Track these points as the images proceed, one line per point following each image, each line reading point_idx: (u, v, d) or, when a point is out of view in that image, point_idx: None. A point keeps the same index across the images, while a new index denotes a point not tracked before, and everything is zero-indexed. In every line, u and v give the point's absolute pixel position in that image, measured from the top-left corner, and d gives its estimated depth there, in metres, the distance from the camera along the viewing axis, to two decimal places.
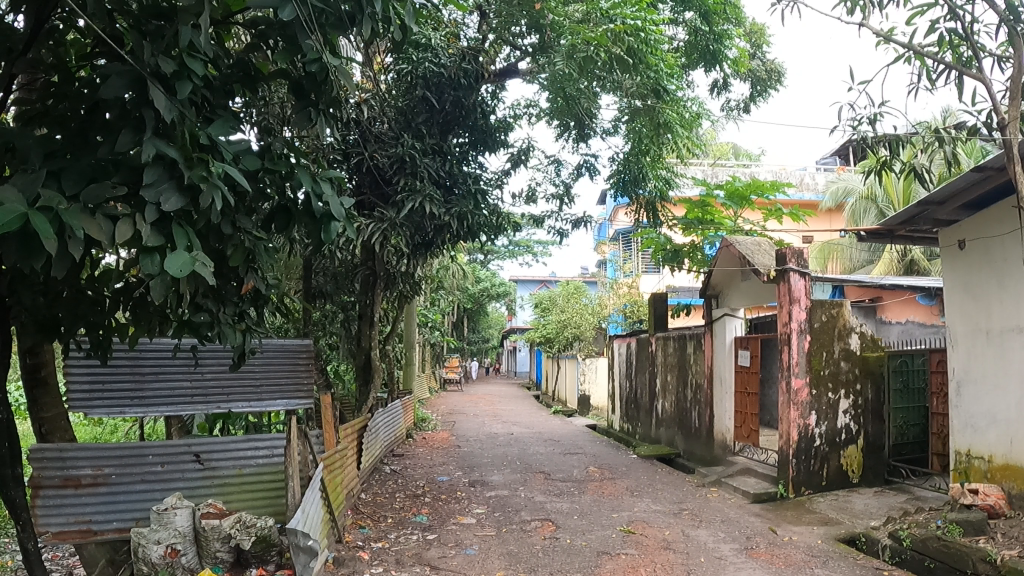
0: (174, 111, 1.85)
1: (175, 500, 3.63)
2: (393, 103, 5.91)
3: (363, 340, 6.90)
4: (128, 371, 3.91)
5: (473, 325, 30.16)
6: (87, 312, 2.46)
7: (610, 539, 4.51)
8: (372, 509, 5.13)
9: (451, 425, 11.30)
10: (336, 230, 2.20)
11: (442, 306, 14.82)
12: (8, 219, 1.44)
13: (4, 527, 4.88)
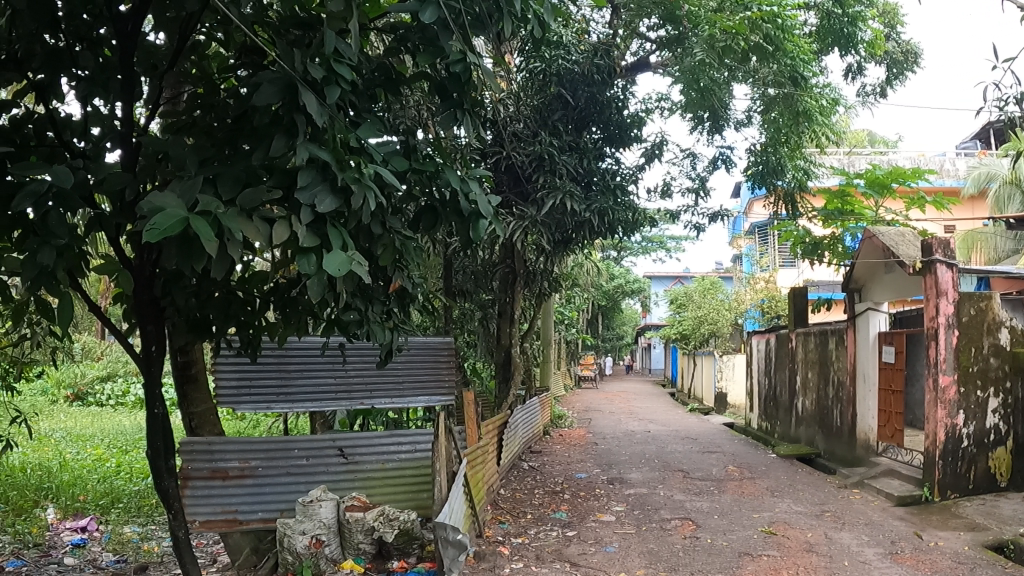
0: (327, 116, 1.92)
1: (320, 493, 3.76)
2: (527, 104, 5.96)
3: (502, 338, 7.00)
4: (275, 367, 4.07)
5: (609, 322, 30.04)
6: (238, 311, 2.53)
7: (752, 540, 4.41)
8: (512, 504, 5.19)
9: (587, 422, 11.32)
10: (484, 228, 2.26)
11: (577, 304, 14.86)
12: (170, 222, 1.52)
13: (156, 515, 5.17)
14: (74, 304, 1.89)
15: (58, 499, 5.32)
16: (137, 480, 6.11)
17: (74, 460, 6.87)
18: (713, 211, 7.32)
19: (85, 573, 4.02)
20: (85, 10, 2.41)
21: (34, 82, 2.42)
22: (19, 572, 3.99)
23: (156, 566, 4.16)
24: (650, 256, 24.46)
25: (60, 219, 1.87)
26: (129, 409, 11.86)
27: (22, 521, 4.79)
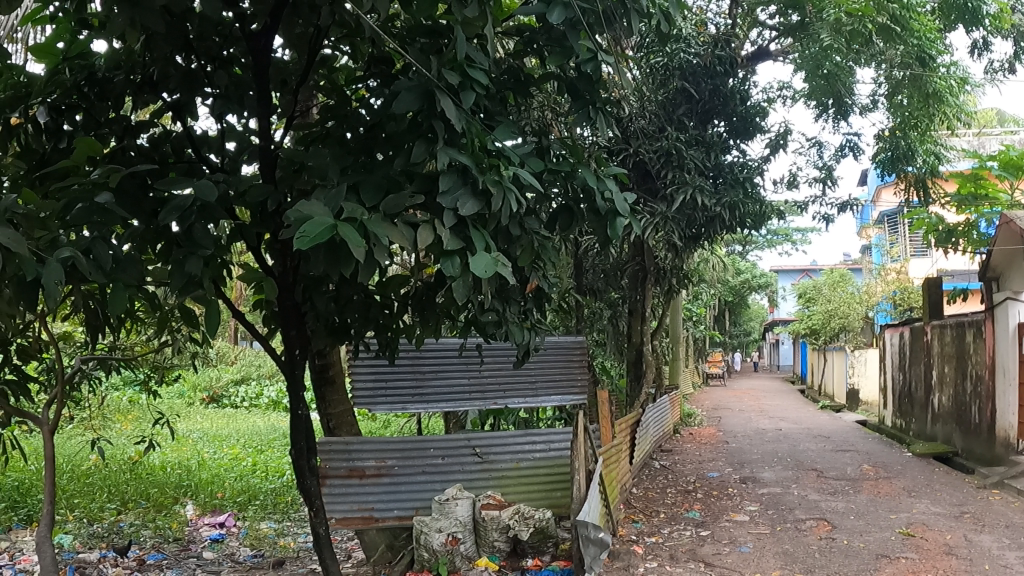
0: (464, 121, 1.95)
1: (455, 491, 3.82)
2: (650, 98, 5.86)
3: (633, 336, 6.99)
4: (411, 370, 4.17)
5: (736, 318, 29.45)
6: (376, 315, 2.60)
7: (890, 542, 4.24)
8: (644, 504, 5.14)
9: (716, 420, 11.14)
10: (623, 226, 2.23)
11: (704, 300, 14.63)
12: (319, 231, 1.57)
13: (290, 511, 5.36)
14: (219, 310, 1.96)
15: (198, 496, 5.59)
16: (271, 478, 6.35)
17: (212, 459, 7.20)
18: (842, 200, 7.07)
19: (224, 567, 4.21)
20: (215, 32, 2.50)
21: (170, 101, 2.52)
22: (163, 565, 4.21)
23: (292, 560, 4.31)
24: (773, 249, 23.86)
25: (205, 231, 1.93)
26: (262, 410, 12.33)
27: (163, 517, 5.05)
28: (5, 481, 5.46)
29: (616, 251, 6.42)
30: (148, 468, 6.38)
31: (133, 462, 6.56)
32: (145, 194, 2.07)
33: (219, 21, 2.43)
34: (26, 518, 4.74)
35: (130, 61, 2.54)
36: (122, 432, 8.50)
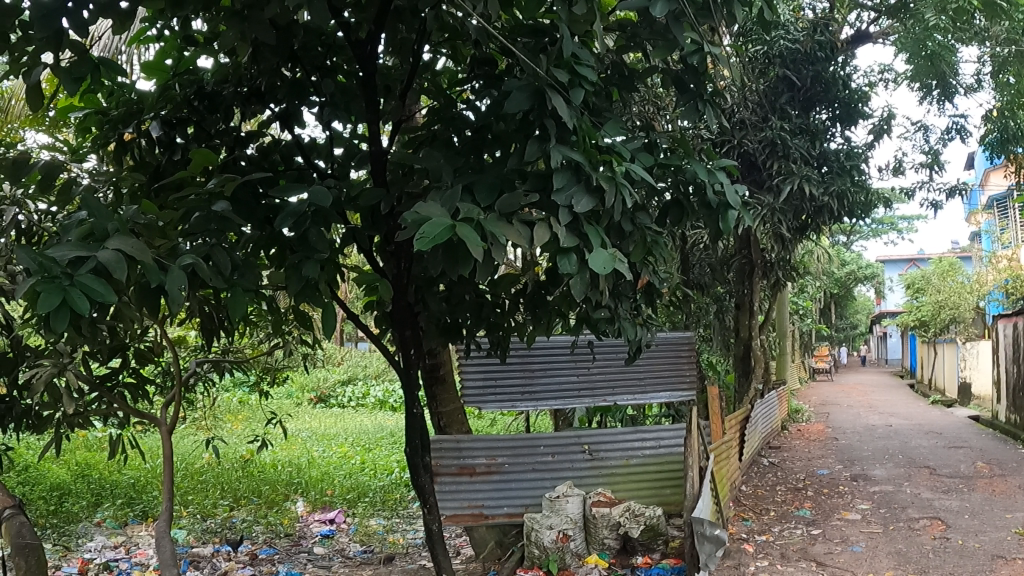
0: (574, 118, 1.93)
1: (566, 488, 3.88)
2: (752, 88, 5.71)
3: (741, 331, 6.88)
4: (520, 367, 4.20)
5: (842, 311, 28.63)
6: (489, 313, 2.64)
7: (1007, 542, 4.06)
8: (753, 502, 5.05)
9: (824, 416, 10.86)
10: (735, 219, 2.21)
11: (810, 294, 14.27)
12: (438, 231, 1.57)
13: (398, 508, 5.44)
14: (335, 312, 1.98)
15: (308, 493, 5.74)
16: (380, 476, 6.47)
17: (320, 457, 7.38)
18: (950, 185, 6.79)
19: (334, 562, 4.32)
20: (318, 41, 2.54)
21: (279, 110, 2.61)
22: (275, 559, 4.34)
23: (401, 556, 4.38)
24: (878, 238, 23.13)
25: (319, 234, 1.98)
26: (369, 410, 12.57)
27: (275, 513, 5.21)
28: (123, 478, 5.71)
29: (723, 244, 6.45)
30: (259, 466, 6.58)
31: (245, 460, 6.78)
32: (258, 203, 2.12)
33: (321, 31, 2.46)
34: (142, 514, 4.95)
35: (237, 74, 2.62)
36: (234, 431, 8.79)
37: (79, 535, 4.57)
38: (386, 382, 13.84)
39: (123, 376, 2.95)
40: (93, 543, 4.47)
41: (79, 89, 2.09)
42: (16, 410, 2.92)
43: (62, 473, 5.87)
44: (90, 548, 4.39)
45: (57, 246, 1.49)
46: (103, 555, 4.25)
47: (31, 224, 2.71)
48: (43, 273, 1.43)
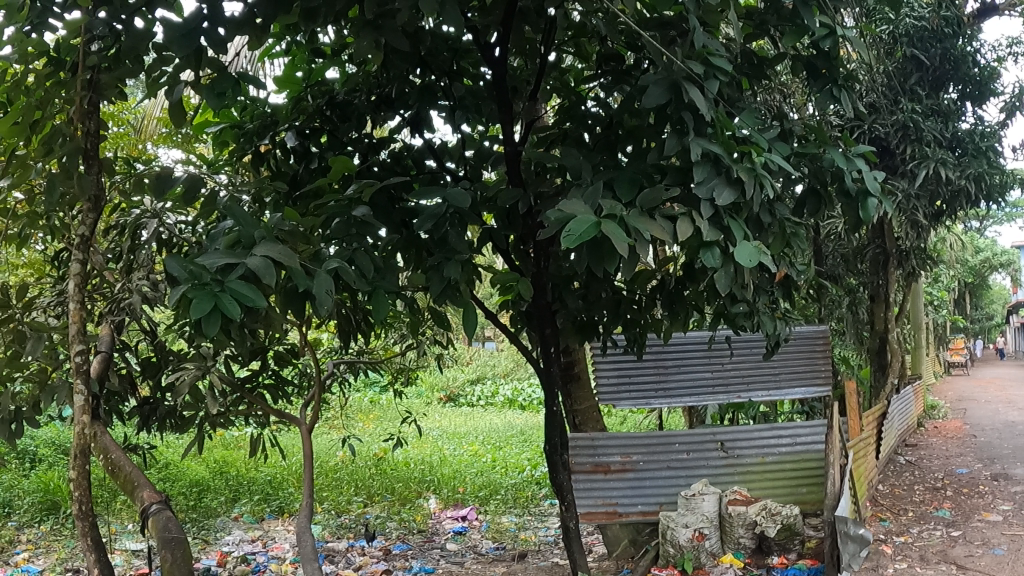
0: (712, 111, 2.17)
1: (701, 486, 3.91)
2: (881, 69, 5.50)
3: (876, 324, 6.58)
4: (654, 365, 4.23)
5: (976, 302, 27.20)
6: (626, 309, 2.83)
7: None
8: (890, 502, 4.88)
9: (965, 413, 10.32)
10: (874, 207, 2.39)
11: (944, 285, 13.60)
12: (585, 227, 1.70)
13: (530, 506, 5.53)
14: (475, 311, 2.08)
15: (441, 490, 5.87)
16: (511, 474, 6.55)
17: (452, 456, 7.52)
18: None
19: (466, 559, 4.47)
20: (444, 46, 2.73)
21: (407, 117, 2.86)
22: (408, 555, 4.54)
23: (533, 554, 4.48)
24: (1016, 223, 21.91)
25: (458, 236, 2.17)
26: (497, 408, 12.73)
27: (408, 510, 5.37)
28: (261, 476, 5.96)
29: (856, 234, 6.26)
30: (392, 464, 6.75)
31: (378, 458, 6.98)
32: (394, 207, 2.38)
33: (447, 34, 2.69)
34: (278, 509, 5.17)
35: (366, 83, 2.89)
36: (367, 430, 9.04)
37: (220, 529, 4.83)
38: (514, 381, 13.96)
39: (265, 377, 3.18)
40: (231, 536, 4.72)
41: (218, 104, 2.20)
42: (161, 411, 3.09)
43: (203, 470, 6.14)
44: (228, 541, 4.63)
45: (207, 253, 1.57)
46: (241, 548, 4.48)
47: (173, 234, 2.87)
48: (195, 280, 1.52)
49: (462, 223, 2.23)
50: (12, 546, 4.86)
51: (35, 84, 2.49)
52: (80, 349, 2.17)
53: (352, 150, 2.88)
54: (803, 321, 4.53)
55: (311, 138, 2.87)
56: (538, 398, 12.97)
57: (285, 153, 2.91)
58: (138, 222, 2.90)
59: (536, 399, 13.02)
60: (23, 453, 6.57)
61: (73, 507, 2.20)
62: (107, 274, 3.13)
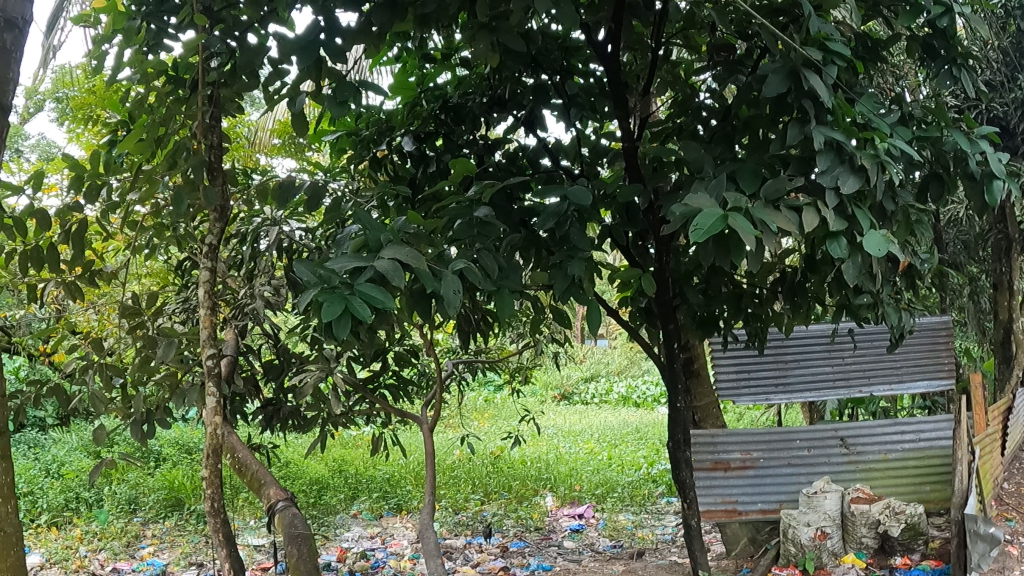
0: (833, 98, 2.23)
1: (823, 483, 3.79)
2: (998, 44, 5.25)
3: (999, 313, 6.14)
4: (773, 360, 4.13)
5: None
6: (747, 302, 3.11)
7: None
8: (1019, 500, 4.66)
9: None
10: (1002, 188, 2.32)
11: None
12: (714, 221, 1.85)
13: (647, 504, 5.52)
14: (599, 308, 2.20)
15: (558, 488, 5.92)
16: (628, 472, 6.53)
17: (567, 453, 7.54)
18: None
19: (584, 556, 4.52)
20: (555, 45, 2.90)
21: (522, 116, 3.00)
22: (525, 552, 4.62)
23: (651, 552, 4.48)
24: None
25: (579, 233, 2.27)
26: (612, 406, 12.72)
27: (525, 507, 5.44)
28: (379, 473, 6.09)
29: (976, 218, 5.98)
30: (509, 462, 6.81)
31: (495, 456, 7.07)
32: (513, 207, 2.51)
33: (556, 33, 2.87)
34: (397, 506, 5.31)
35: (482, 85, 3.06)
36: (482, 429, 9.16)
37: (339, 525, 4.98)
38: (628, 379, 13.94)
39: (387, 378, 3.33)
40: (350, 533, 4.86)
41: (339, 108, 2.26)
42: (284, 411, 3.17)
43: (322, 468, 6.30)
44: (347, 537, 4.78)
45: (337, 256, 1.63)
46: (360, 544, 4.62)
47: (292, 239, 2.95)
48: (325, 284, 1.57)
49: (582, 220, 2.34)
50: (139, 540, 5.12)
51: (156, 101, 2.58)
52: (212, 352, 2.23)
53: (467, 152, 3.03)
54: (925, 312, 4.40)
55: (427, 141, 3.03)
56: (653, 394, 12.93)
57: (401, 157, 3.09)
58: (258, 230, 3.00)
59: (650, 395, 12.99)
60: (151, 452, 6.89)
61: (205, 504, 2.25)
62: (229, 282, 3.24)
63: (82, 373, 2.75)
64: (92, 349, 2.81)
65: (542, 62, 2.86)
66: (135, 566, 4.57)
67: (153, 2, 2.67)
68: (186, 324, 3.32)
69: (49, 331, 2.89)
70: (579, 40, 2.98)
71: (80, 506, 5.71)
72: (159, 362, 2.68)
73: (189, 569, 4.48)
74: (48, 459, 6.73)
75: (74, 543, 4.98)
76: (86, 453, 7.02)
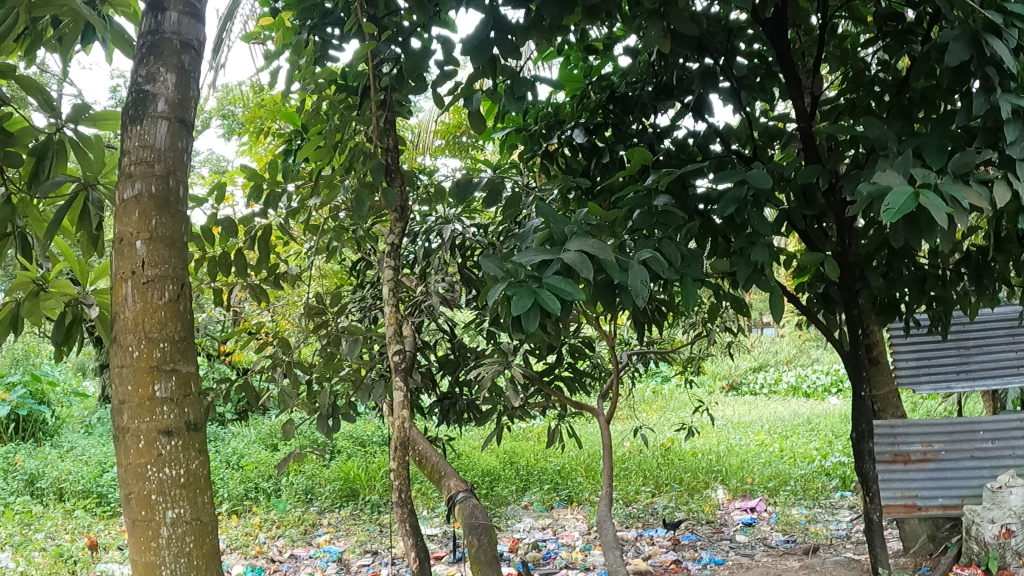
0: (1017, 62, 2.08)
1: (1008, 478, 3.53)
2: None
3: None
4: (955, 346, 3.98)
5: None
6: (930, 285, 2.99)
7: None
8: None
9: None
10: None
11: None
12: (905, 199, 1.78)
13: (821, 498, 5.36)
14: (781, 293, 2.35)
15: (729, 481, 5.86)
16: (801, 465, 6.36)
17: (738, 445, 7.42)
18: None
19: (757, 551, 4.43)
20: (718, 27, 2.86)
21: (691, 101, 3.01)
22: (697, 545, 4.58)
23: (826, 548, 4.33)
24: None
25: (760, 218, 2.39)
26: (783, 397, 12.42)
27: (696, 501, 5.41)
28: (550, 465, 6.18)
29: None
30: (680, 454, 6.77)
31: (665, 448, 7.04)
32: (690, 193, 2.63)
33: (719, 16, 2.83)
34: (567, 498, 5.39)
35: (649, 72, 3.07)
36: (650, 421, 9.16)
37: (510, 516, 5.08)
38: (798, 370, 13.64)
39: (561, 370, 3.39)
40: (522, 524, 4.95)
41: (518, 105, 2.43)
42: (460, 405, 3.31)
43: (492, 460, 6.44)
44: (519, 528, 4.87)
45: (526, 250, 1.78)
46: (532, 535, 4.71)
47: (465, 237, 3.06)
48: (512, 278, 1.74)
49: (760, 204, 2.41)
50: (315, 528, 5.37)
51: (329, 108, 2.66)
52: (397, 348, 2.28)
53: (637, 141, 3.11)
54: None
55: (597, 133, 3.12)
56: (824, 385, 12.62)
57: (571, 150, 3.15)
58: (433, 228, 3.19)
59: (821, 386, 12.70)
60: (326, 444, 7.21)
61: (393, 497, 2.29)
62: (404, 280, 3.37)
63: (271, 371, 2.89)
64: (280, 348, 2.95)
65: (712, 48, 2.81)
66: (314, 553, 4.79)
67: (317, 15, 2.73)
68: (363, 322, 3.47)
69: (237, 330, 3.06)
70: (740, 21, 2.99)
71: (259, 495, 6.04)
72: (348, 358, 2.86)
73: (365, 556, 4.66)
74: (231, 451, 7.15)
75: (255, 530, 5.27)
76: (266, 446, 7.44)
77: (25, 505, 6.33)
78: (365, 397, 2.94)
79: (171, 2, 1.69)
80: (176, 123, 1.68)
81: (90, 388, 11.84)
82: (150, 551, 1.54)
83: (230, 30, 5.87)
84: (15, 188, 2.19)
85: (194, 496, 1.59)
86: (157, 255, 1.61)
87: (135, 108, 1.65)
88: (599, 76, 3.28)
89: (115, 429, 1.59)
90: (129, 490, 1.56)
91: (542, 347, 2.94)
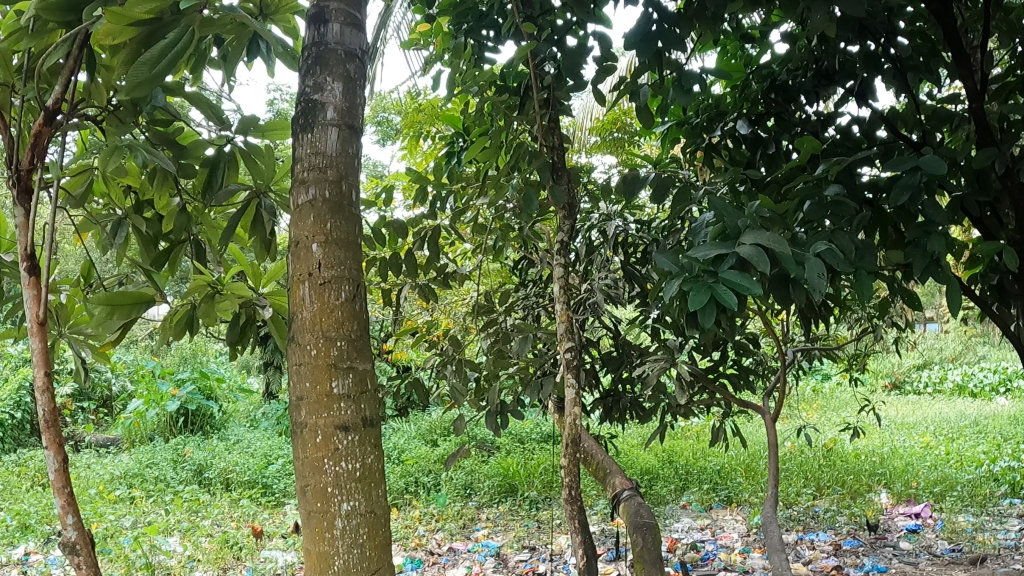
0: None
1: None
2: None
3: None
4: None
5: None
6: None
7: None
8: None
9: None
10: None
11: None
12: None
13: (989, 505, 5.05)
14: (959, 286, 2.23)
15: (893, 484, 5.61)
16: (968, 469, 6.00)
17: (902, 447, 7.09)
18: None
19: (922, 559, 4.22)
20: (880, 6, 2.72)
21: (853, 87, 2.90)
22: (859, 551, 4.39)
23: (993, 558, 4.06)
24: None
25: (935, 207, 2.27)
26: (950, 397, 11.82)
27: (859, 504, 5.22)
28: (709, 465, 6.09)
29: None
30: (842, 455, 6.54)
31: (826, 449, 6.82)
32: (858, 180, 2.51)
33: None
34: (726, 499, 5.29)
35: (807, 58, 2.97)
36: (810, 421, 8.91)
37: (669, 515, 5.03)
38: (965, 367, 12.92)
39: (725, 368, 3.38)
40: (681, 523, 4.90)
41: (687, 97, 2.40)
42: (623, 402, 3.38)
43: (651, 458, 6.40)
44: (677, 527, 4.82)
45: (701, 245, 1.83)
46: (690, 535, 4.66)
47: (627, 232, 3.13)
48: (687, 272, 1.80)
49: (933, 191, 2.28)
50: (474, 522, 5.48)
51: (492, 109, 2.74)
52: (569, 346, 2.32)
53: (802, 129, 3.01)
54: None
55: (760, 123, 3.06)
56: (992, 383, 11.94)
57: (735, 142, 3.14)
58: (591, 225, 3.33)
59: (988, 384, 12.01)
60: (485, 442, 7.37)
61: (563, 492, 2.34)
62: (572, 279, 3.44)
63: (442, 368, 3.00)
64: (450, 346, 3.05)
65: (873, 29, 2.68)
66: (471, 547, 4.89)
67: (472, 18, 2.74)
68: (526, 319, 3.57)
69: (405, 329, 3.18)
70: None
71: (418, 489, 6.21)
72: (518, 355, 2.91)
73: (523, 552, 4.72)
74: (393, 446, 7.41)
75: (415, 522, 5.42)
76: (424, 442, 7.66)
77: (195, 493, 6.73)
78: (535, 393, 3.02)
79: (333, 13, 1.74)
80: (346, 130, 1.73)
81: (255, 385, 12.50)
82: (325, 541, 1.61)
83: (382, 39, 6.08)
84: (189, 198, 2.46)
85: (369, 489, 1.64)
86: (332, 258, 1.66)
87: (305, 117, 1.71)
88: (759, 65, 3.19)
89: (294, 424, 1.66)
90: (306, 482, 1.62)
91: (709, 343, 2.92)
